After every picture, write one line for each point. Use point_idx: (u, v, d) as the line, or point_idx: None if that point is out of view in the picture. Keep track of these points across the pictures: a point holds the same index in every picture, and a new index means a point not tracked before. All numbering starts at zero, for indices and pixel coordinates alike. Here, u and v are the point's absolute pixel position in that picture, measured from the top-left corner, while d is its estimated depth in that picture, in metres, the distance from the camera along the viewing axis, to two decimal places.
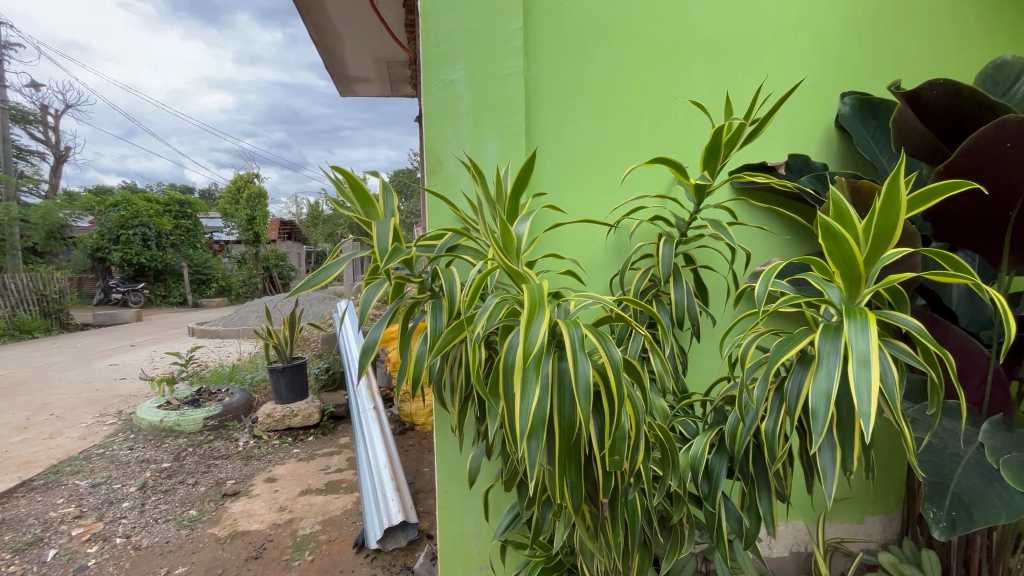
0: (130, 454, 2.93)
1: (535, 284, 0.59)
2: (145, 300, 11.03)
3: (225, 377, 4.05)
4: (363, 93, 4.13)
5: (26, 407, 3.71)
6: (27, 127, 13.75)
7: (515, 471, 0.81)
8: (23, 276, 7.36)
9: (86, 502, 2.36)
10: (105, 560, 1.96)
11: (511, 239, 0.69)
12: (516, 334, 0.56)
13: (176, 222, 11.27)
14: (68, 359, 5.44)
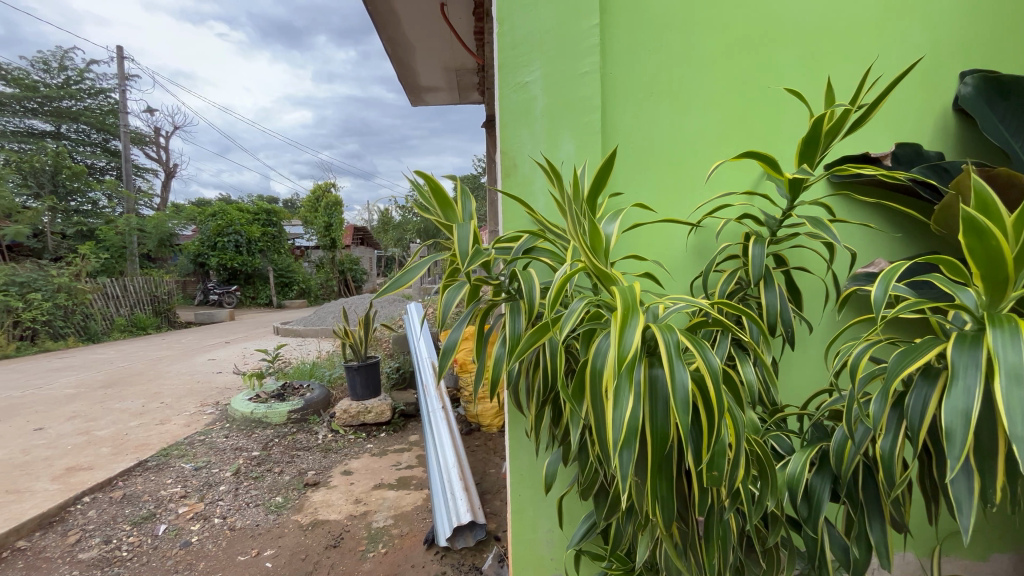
0: (226, 441, 3.21)
1: (626, 286, 0.57)
2: (237, 301, 12.13)
3: (306, 373, 4.34)
4: (433, 102, 4.27)
5: (142, 396, 4.18)
6: (144, 148, 15.63)
7: (594, 479, 0.79)
8: (140, 279, 8.39)
9: (190, 484, 2.61)
10: (206, 537, 2.16)
11: (598, 240, 0.67)
12: (605, 341, 0.54)
13: (264, 230, 12.29)
14: (175, 354, 6.10)
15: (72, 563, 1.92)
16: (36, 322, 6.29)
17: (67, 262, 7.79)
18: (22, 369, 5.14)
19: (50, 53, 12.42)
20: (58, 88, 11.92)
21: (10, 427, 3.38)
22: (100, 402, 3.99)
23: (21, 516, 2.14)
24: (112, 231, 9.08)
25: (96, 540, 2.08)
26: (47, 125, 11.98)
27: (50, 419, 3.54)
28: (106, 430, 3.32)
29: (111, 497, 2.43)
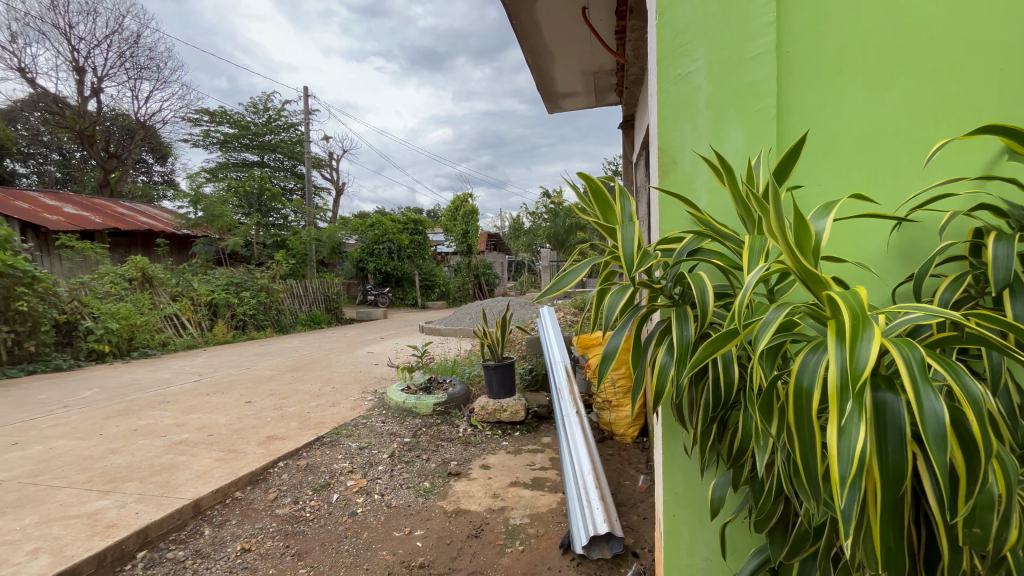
0: (383, 426, 3.60)
1: (849, 296, 0.52)
2: (389, 301, 13.66)
3: (448, 370, 4.67)
4: (570, 108, 4.29)
5: (318, 380, 4.92)
6: (322, 170, 18.56)
7: (781, 513, 0.71)
8: (316, 283, 9.81)
9: (356, 461, 2.98)
10: (368, 510, 2.43)
11: (806, 239, 0.59)
12: (814, 357, 0.52)
13: (412, 237, 13.70)
14: (342, 346, 7.08)
15: (271, 516, 2.30)
16: (246, 315, 7.81)
17: (267, 266, 9.55)
18: (237, 353, 6.43)
19: (259, 99, 15.44)
20: (263, 126, 14.72)
21: (230, 397, 4.23)
22: (289, 383, 4.79)
23: (237, 471, 2.61)
24: (298, 241, 10.90)
25: (287, 500, 2.46)
26: (255, 156, 14.83)
27: (255, 395, 4.33)
28: (294, 407, 3.97)
29: (298, 464, 2.86)
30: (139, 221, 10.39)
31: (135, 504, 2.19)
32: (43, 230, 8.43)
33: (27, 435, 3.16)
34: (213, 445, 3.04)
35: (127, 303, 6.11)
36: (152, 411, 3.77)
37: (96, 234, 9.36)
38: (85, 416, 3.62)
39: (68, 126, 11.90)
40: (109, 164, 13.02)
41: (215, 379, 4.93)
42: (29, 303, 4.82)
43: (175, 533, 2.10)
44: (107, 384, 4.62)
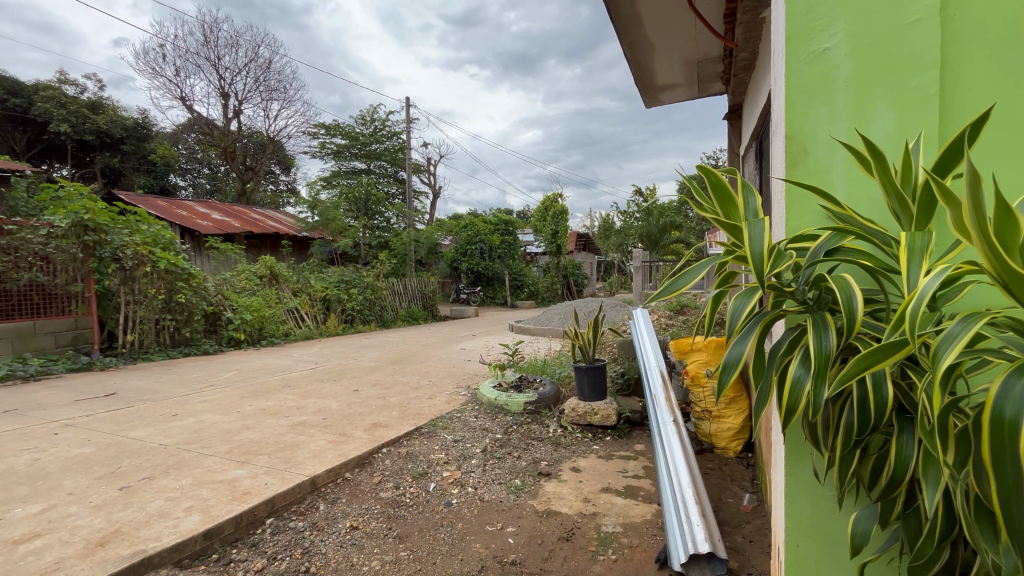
0: (476, 421, 3.71)
1: None
2: (481, 300, 14.08)
3: (539, 369, 4.69)
4: (669, 101, 4.09)
5: (417, 374, 5.20)
6: (420, 175, 19.70)
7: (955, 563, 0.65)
8: (415, 282, 10.45)
9: (451, 453, 3.10)
10: (462, 502, 2.52)
11: (1011, 238, 0.52)
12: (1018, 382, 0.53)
13: (503, 238, 14.06)
14: (438, 342, 7.43)
15: (375, 499, 2.47)
16: (354, 310, 8.54)
17: (372, 266, 10.33)
18: (346, 344, 7.02)
19: (368, 111, 16.75)
20: (370, 136, 15.96)
21: (340, 385, 4.63)
22: (391, 374, 5.13)
23: (347, 454, 2.84)
24: (399, 241, 11.64)
25: (390, 485, 2.63)
26: (363, 164, 16.13)
27: (361, 384, 4.69)
28: (395, 398, 4.23)
29: (399, 452, 3.05)
30: (268, 226, 11.80)
31: (265, 475, 2.47)
32: (196, 234, 9.91)
33: (183, 408, 3.72)
34: (326, 428, 3.35)
35: (259, 297, 6.96)
36: (278, 394, 4.25)
37: (235, 237, 10.80)
38: (226, 395, 4.18)
39: (216, 144, 13.89)
40: (246, 176, 14.95)
41: (328, 367, 5.42)
42: (186, 295, 5.70)
43: (296, 505, 2.33)
44: (243, 367, 5.30)
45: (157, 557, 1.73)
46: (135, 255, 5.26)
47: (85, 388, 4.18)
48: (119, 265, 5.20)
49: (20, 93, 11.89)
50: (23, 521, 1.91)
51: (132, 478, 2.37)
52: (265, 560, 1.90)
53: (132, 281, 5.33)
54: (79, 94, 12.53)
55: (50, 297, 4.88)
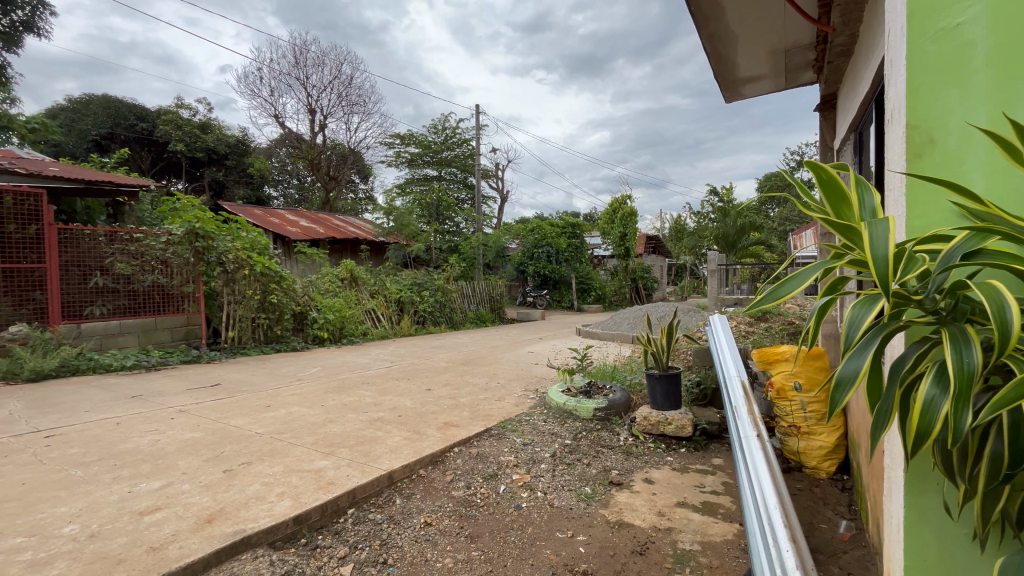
0: (545, 425, 3.69)
1: None
2: (547, 303, 14.07)
3: (609, 375, 4.59)
4: (752, 94, 3.84)
5: (485, 375, 5.27)
6: (489, 180, 20.08)
7: None
8: (483, 285, 10.66)
9: (520, 456, 3.10)
10: (532, 506, 2.51)
11: None
12: None
13: (570, 241, 13.98)
14: (505, 344, 7.51)
15: (448, 497, 2.53)
16: (425, 312, 8.88)
17: (442, 269, 10.67)
18: (418, 344, 7.31)
19: (440, 120, 17.36)
20: (442, 143, 16.53)
21: (414, 384, 4.80)
22: (461, 375, 5.25)
23: (421, 450, 2.93)
24: (469, 246, 11.92)
25: (461, 484, 2.67)
26: (435, 171, 16.73)
27: (433, 384, 4.84)
28: (465, 398, 4.31)
29: (470, 452, 3.10)
30: (348, 231, 12.59)
31: (347, 467, 2.61)
32: (287, 239, 10.79)
33: (275, 400, 4.04)
34: (401, 424, 3.49)
35: (340, 298, 7.42)
36: (356, 390, 4.49)
37: (320, 242, 11.62)
38: (312, 389, 4.49)
39: (304, 156, 15.05)
40: (329, 185, 16.04)
41: (401, 366, 5.65)
42: (277, 296, 6.20)
43: (375, 498, 2.43)
44: (325, 364, 5.67)
45: (255, 537, 1.87)
46: (235, 259, 5.82)
47: (194, 378, 4.67)
48: (222, 269, 5.78)
49: (147, 118, 13.62)
50: (146, 495, 2.16)
51: (233, 463, 2.60)
52: (347, 549, 2.01)
53: (233, 283, 5.89)
54: (192, 116, 14.13)
55: (167, 296, 5.50)
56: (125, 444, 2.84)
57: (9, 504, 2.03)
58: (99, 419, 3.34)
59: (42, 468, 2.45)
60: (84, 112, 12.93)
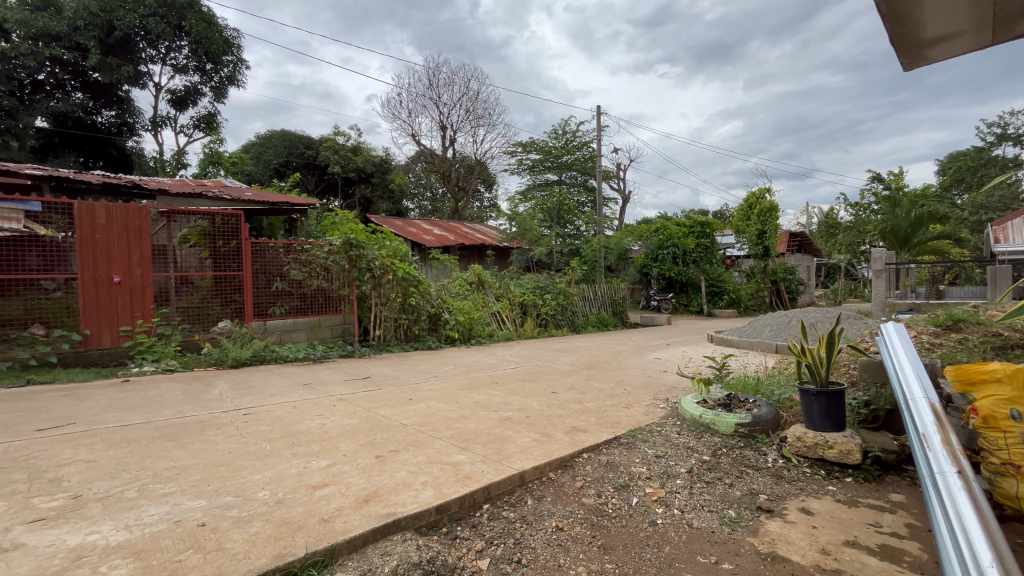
0: (678, 437, 3.42)
1: None
2: (673, 307, 13.27)
3: (753, 388, 4.12)
4: (943, 57, 3.12)
5: (611, 381, 5.12)
6: (610, 181, 19.70)
7: None
8: (605, 288, 10.46)
9: (653, 468, 2.93)
10: (668, 524, 2.36)
11: None
12: None
13: (698, 241, 13.07)
14: (630, 349, 7.24)
15: (579, 503, 2.49)
16: (547, 314, 9.00)
17: (564, 272, 10.72)
18: (542, 347, 7.40)
19: (562, 125, 17.54)
20: (563, 148, 16.67)
21: (539, 386, 4.85)
22: (585, 379, 5.18)
23: (551, 453, 2.92)
24: (591, 249, 11.75)
25: (592, 491, 2.61)
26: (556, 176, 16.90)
27: (559, 387, 4.83)
28: (592, 404, 4.23)
29: (599, 459, 3.00)
30: (476, 238, 13.34)
31: (481, 463, 2.71)
32: (423, 247, 11.76)
33: (415, 394, 4.39)
34: (530, 426, 3.53)
35: (469, 300, 7.85)
36: (486, 389, 4.68)
37: (450, 249, 12.46)
38: (446, 386, 4.79)
39: (437, 169, 16.28)
40: (458, 196, 17.14)
41: (525, 368, 5.76)
42: (415, 298, 6.79)
43: (508, 496, 2.48)
44: (457, 363, 6.00)
45: (403, 521, 2.03)
46: (381, 265, 6.53)
47: (349, 371, 5.30)
48: (371, 274, 6.50)
49: (313, 146, 15.96)
50: (317, 471, 2.48)
51: (383, 450, 2.88)
52: (483, 543, 2.09)
53: (379, 286, 6.59)
54: (347, 141, 16.21)
55: (328, 299, 6.32)
56: (299, 426, 3.31)
57: (221, 468, 2.48)
58: (280, 402, 3.95)
59: (242, 440, 2.97)
60: (268, 146, 15.59)
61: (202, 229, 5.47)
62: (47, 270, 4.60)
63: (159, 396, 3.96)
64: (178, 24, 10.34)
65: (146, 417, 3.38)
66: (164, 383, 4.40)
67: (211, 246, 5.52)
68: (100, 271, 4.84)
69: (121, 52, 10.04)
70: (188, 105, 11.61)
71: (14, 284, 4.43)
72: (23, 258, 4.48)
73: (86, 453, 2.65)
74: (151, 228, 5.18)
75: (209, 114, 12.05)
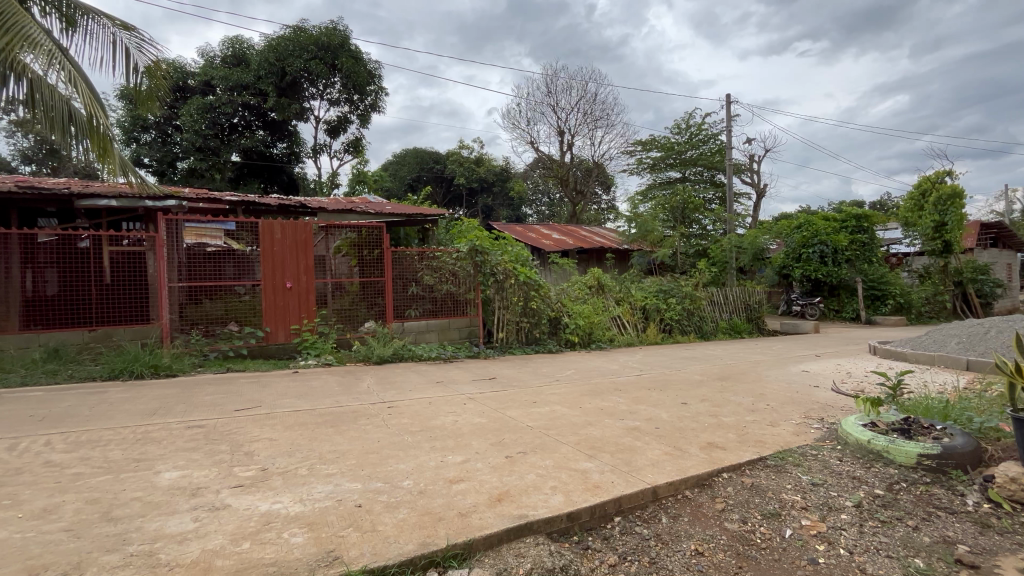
0: (840, 464, 2.94)
1: None
2: (821, 313, 11.65)
3: (940, 412, 3.40)
4: None
5: (751, 394, 4.64)
6: (742, 175, 18.11)
7: None
8: (737, 291, 9.61)
9: (810, 498, 2.56)
10: (833, 565, 2.04)
11: None
12: None
13: (853, 237, 11.34)
14: (771, 359, 6.50)
15: (721, 527, 2.27)
16: (672, 320, 8.51)
17: (690, 275, 10.05)
18: (666, 354, 7.00)
19: (685, 119, 16.58)
20: (687, 143, 15.72)
21: (668, 396, 4.58)
22: (720, 391, 4.75)
23: (686, 469, 2.70)
24: (720, 249, 10.89)
25: (735, 516, 2.37)
26: (678, 173, 15.98)
27: (690, 398, 4.51)
28: (730, 418, 3.86)
29: (742, 481, 2.71)
30: (595, 241, 13.16)
31: (610, 473, 2.62)
32: (542, 252, 11.96)
33: (539, 397, 4.43)
34: (660, 437, 3.33)
35: (589, 304, 7.76)
36: (610, 396, 4.55)
37: (569, 252, 12.48)
38: (569, 390, 4.76)
39: (555, 175, 16.42)
40: (577, 200, 17.10)
41: (651, 376, 5.49)
42: (536, 302, 6.92)
43: (640, 511, 2.36)
44: (579, 367, 5.96)
45: (535, 524, 2.04)
46: (504, 270, 6.77)
47: (476, 371, 5.55)
48: (494, 278, 6.77)
49: (441, 160, 17.17)
50: (452, 466, 2.62)
51: (512, 450, 2.94)
52: (616, 558, 2.02)
53: (502, 290, 6.83)
54: (471, 154, 17.18)
55: (456, 302, 6.69)
56: (435, 421, 3.55)
57: (373, 455, 2.75)
58: (418, 398, 4.28)
59: (388, 431, 3.26)
60: (404, 164, 17.20)
61: (351, 240, 6.19)
62: (240, 278, 5.58)
63: (321, 387, 4.55)
64: (333, 62, 11.89)
65: (312, 404, 3.90)
66: (324, 375, 5.06)
67: (358, 255, 6.18)
68: (277, 278, 5.74)
69: (291, 93, 11.85)
70: (340, 133, 13.29)
71: (218, 289, 5.49)
72: (223, 269, 5.49)
73: (269, 432, 3.14)
74: (314, 240, 6.00)
75: (357, 138, 13.66)
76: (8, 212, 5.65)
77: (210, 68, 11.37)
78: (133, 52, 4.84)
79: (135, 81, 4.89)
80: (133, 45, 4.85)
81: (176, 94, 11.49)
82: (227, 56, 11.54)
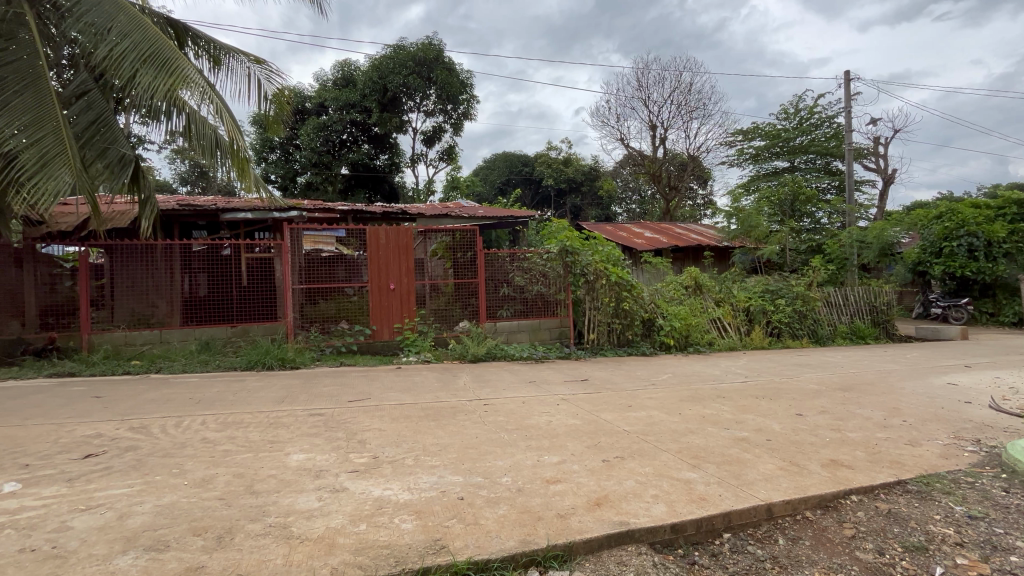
0: (1007, 496, 2.48)
1: None
2: (970, 316, 9.94)
3: None
4: None
5: (881, 408, 4.08)
6: (865, 160, 16.06)
7: None
8: (861, 291, 8.55)
9: (967, 533, 2.18)
10: None
11: None
12: None
13: (1014, 226, 9.52)
14: (905, 369, 5.67)
15: (851, 557, 2.02)
16: (781, 323, 7.79)
17: (801, 274, 9.07)
18: (774, 360, 6.42)
19: (794, 103, 15.11)
20: (796, 128, 14.33)
21: (780, 406, 4.18)
22: (843, 403, 4.24)
23: (806, 487, 2.44)
24: (838, 244, 9.75)
25: (869, 545, 2.09)
26: (786, 162, 14.57)
27: (806, 409, 4.08)
28: (857, 434, 3.42)
29: (876, 506, 2.39)
30: (691, 239, 12.45)
31: (718, 486, 2.45)
32: (634, 251, 11.59)
33: (635, 401, 4.28)
34: (773, 451, 3.05)
35: (685, 305, 7.35)
36: (713, 403, 4.26)
37: (663, 251, 11.94)
38: (667, 395, 4.54)
39: (647, 170, 15.53)
40: (670, 196, 16.31)
41: (758, 383, 5.06)
42: (629, 303, 6.71)
43: (753, 529, 2.18)
44: (676, 371, 5.67)
45: (637, 532, 1.97)
46: (595, 270, 6.66)
47: (568, 372, 5.52)
48: (585, 279, 6.68)
49: (530, 163, 17.37)
50: (549, 466, 2.62)
51: (609, 454, 2.87)
52: None
53: (593, 291, 6.73)
54: (559, 155, 17.16)
55: (547, 303, 6.71)
56: (530, 420, 3.58)
57: (472, 450, 2.85)
58: (512, 396, 4.35)
59: (486, 428, 3.35)
60: (494, 168, 17.66)
61: (446, 243, 6.43)
62: (350, 280, 6.09)
63: (422, 382, 4.81)
64: (428, 76, 12.56)
65: (415, 399, 4.13)
66: (424, 371, 5.35)
67: (453, 258, 6.43)
68: (382, 280, 6.18)
69: (391, 108, 12.71)
70: (435, 142, 13.97)
71: (331, 290, 6.00)
72: (335, 272, 6.03)
73: (378, 422, 3.38)
74: (413, 244, 6.35)
75: (450, 146, 14.26)
76: (172, 227, 6.71)
77: (323, 90, 12.55)
78: (263, 83, 5.49)
79: (265, 108, 5.54)
80: (263, 76, 5.50)
81: (296, 116, 12.84)
82: (337, 79, 12.66)
